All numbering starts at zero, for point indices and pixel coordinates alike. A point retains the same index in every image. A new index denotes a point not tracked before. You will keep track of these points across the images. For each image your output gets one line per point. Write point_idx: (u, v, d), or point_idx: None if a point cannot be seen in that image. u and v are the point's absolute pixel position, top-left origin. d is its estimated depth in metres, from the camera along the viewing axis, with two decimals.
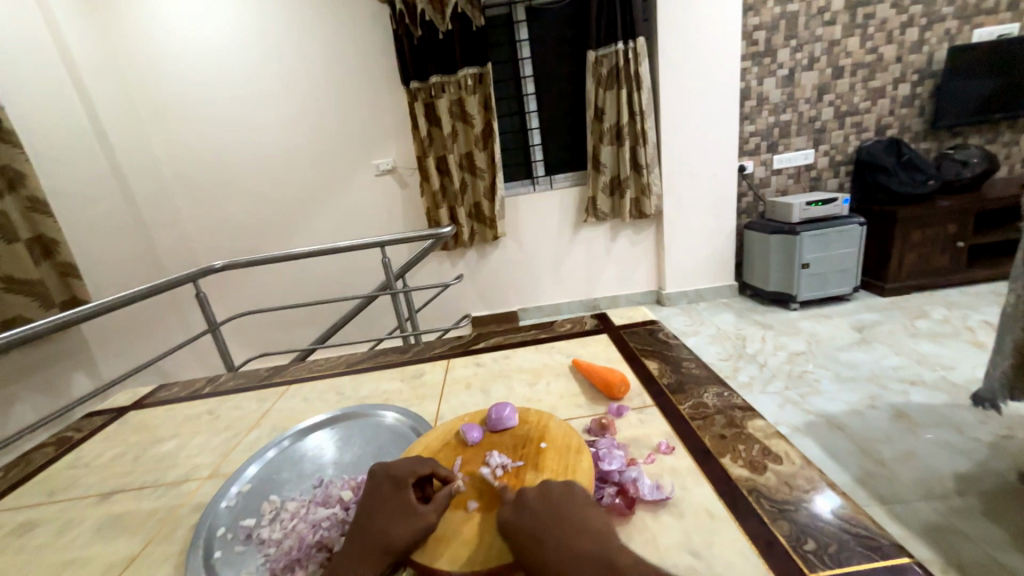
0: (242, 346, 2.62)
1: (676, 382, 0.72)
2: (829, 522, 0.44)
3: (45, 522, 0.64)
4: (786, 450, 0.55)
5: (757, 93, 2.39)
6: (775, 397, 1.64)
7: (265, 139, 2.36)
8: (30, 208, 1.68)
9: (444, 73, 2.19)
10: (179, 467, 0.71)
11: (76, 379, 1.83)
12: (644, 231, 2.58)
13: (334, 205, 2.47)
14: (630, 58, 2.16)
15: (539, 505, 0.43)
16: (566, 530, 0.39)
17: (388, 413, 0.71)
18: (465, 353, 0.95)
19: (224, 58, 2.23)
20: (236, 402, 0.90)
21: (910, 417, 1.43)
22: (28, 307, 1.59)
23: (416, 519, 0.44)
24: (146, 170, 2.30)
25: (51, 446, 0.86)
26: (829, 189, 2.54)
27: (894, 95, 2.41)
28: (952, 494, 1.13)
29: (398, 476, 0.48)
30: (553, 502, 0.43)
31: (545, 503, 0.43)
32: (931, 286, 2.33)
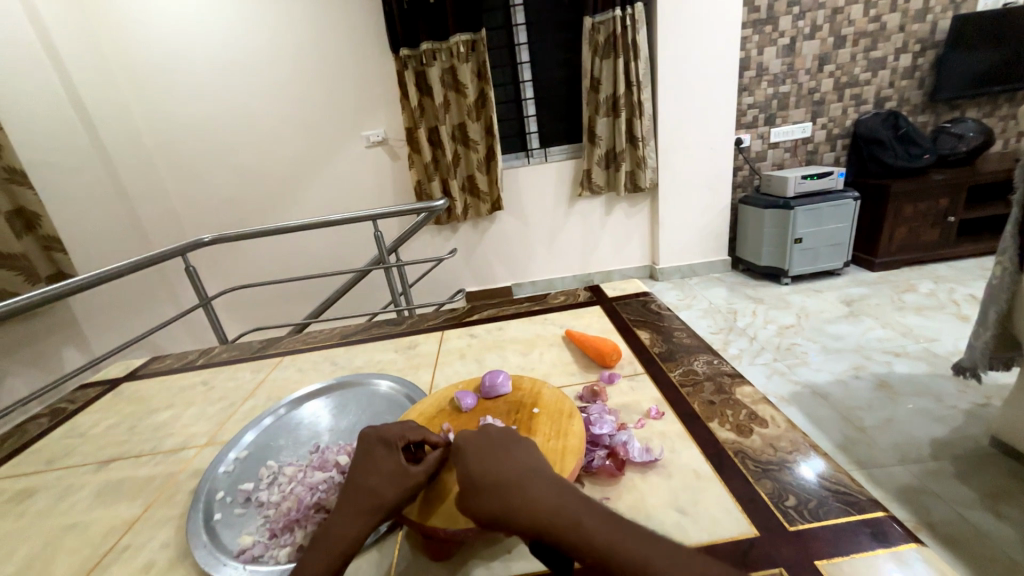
0: (235, 321, 2.62)
1: (667, 351, 0.73)
2: (809, 480, 0.46)
3: (44, 489, 0.65)
4: (772, 414, 0.56)
5: (757, 63, 2.34)
6: (763, 368, 1.67)
7: (250, 109, 2.28)
8: (8, 179, 1.63)
9: (436, 40, 2.11)
10: (176, 436, 0.72)
11: (67, 353, 1.83)
12: (639, 206, 2.56)
13: (324, 178, 2.42)
14: (628, 25, 2.09)
15: (472, 441, 0.43)
16: (496, 463, 0.40)
17: (383, 382, 0.72)
18: (459, 325, 0.95)
19: (203, 21, 2.12)
20: (231, 373, 0.90)
21: (892, 387, 1.48)
22: (12, 281, 1.56)
23: (406, 479, 0.45)
24: (128, 142, 2.23)
25: (46, 417, 0.86)
26: (825, 163, 2.53)
27: (895, 66, 2.37)
28: (926, 458, 1.18)
29: (390, 439, 0.48)
30: (487, 438, 0.44)
31: (478, 439, 0.44)
32: (919, 260, 2.36)
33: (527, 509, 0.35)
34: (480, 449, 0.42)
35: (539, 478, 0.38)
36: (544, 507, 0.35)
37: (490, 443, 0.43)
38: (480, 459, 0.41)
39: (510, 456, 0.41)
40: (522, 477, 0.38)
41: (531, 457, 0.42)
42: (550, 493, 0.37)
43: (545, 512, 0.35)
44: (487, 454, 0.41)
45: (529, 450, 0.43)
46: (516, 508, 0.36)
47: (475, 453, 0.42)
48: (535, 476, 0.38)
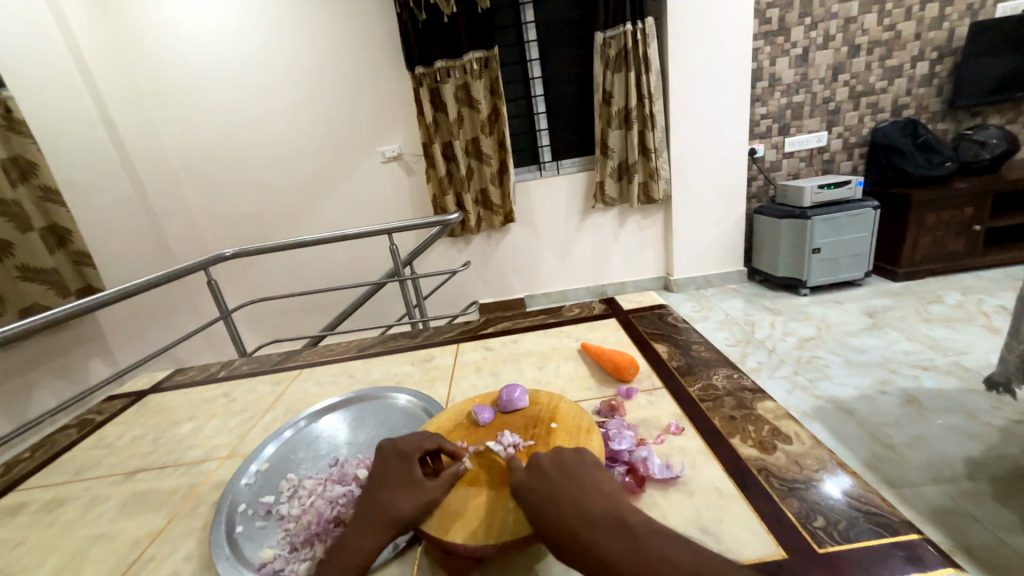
0: (253, 333, 2.67)
1: (686, 365, 0.72)
2: (837, 500, 0.45)
3: (72, 500, 0.67)
4: (796, 431, 0.55)
5: (769, 73, 2.33)
6: (783, 382, 1.64)
7: (270, 127, 2.35)
8: (43, 198, 1.70)
9: (449, 57, 2.16)
10: (198, 448, 0.73)
11: (93, 365, 1.88)
12: (652, 217, 2.55)
13: (340, 192, 2.47)
14: (639, 39, 2.11)
15: (530, 482, 0.42)
16: (565, 509, 0.39)
17: (401, 396, 0.72)
18: (474, 338, 0.96)
19: (227, 45, 2.22)
20: (250, 386, 0.92)
21: (920, 402, 1.43)
22: (44, 296, 1.62)
23: (421, 492, 0.45)
24: (155, 161, 2.32)
25: (74, 428, 0.89)
26: (842, 172, 2.49)
27: (912, 74, 2.34)
28: (960, 477, 1.13)
29: (405, 450, 0.49)
30: (543, 477, 0.42)
31: (536, 478, 0.42)
32: (944, 270, 2.29)
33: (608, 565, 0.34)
34: (541, 490, 0.41)
35: (608, 522, 0.37)
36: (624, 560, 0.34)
37: (548, 481, 0.42)
38: (545, 503, 0.40)
39: (574, 495, 0.40)
40: (594, 525, 0.37)
41: (593, 491, 0.40)
42: (627, 542, 0.35)
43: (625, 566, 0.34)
44: (551, 497, 0.40)
45: (589, 480, 0.41)
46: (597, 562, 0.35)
47: (538, 497, 0.40)
48: (605, 521, 0.37)
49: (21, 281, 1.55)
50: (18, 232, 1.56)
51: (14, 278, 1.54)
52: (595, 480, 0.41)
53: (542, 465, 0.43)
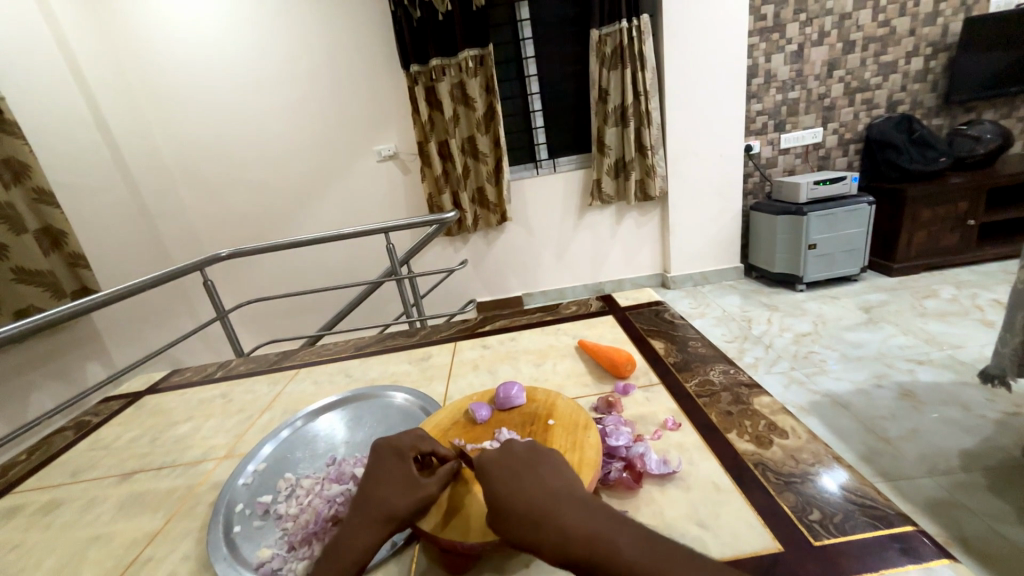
0: (251, 334, 2.66)
1: (682, 361, 0.73)
2: (832, 493, 0.45)
3: (69, 501, 0.66)
4: (793, 425, 0.55)
5: (765, 70, 2.33)
6: (780, 377, 1.64)
7: (266, 126, 2.34)
8: (37, 199, 1.69)
9: (445, 55, 2.15)
10: (195, 449, 0.73)
11: (90, 367, 1.87)
12: (649, 214, 2.56)
13: (336, 192, 2.46)
14: (635, 36, 2.11)
15: (496, 463, 0.43)
16: (528, 485, 0.40)
17: (398, 395, 0.72)
18: (471, 336, 0.96)
19: (221, 44, 2.20)
20: (248, 386, 0.91)
21: (916, 396, 1.43)
22: (38, 297, 1.61)
23: (416, 490, 0.45)
24: (150, 162, 2.31)
25: (70, 430, 0.88)
26: (838, 168, 2.50)
27: (907, 70, 2.35)
28: (956, 470, 1.14)
29: (401, 448, 0.49)
30: (511, 454, 0.44)
31: (501, 461, 0.43)
32: (939, 265, 2.30)
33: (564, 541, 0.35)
34: (506, 473, 0.42)
35: (569, 501, 0.38)
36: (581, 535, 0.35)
37: (514, 464, 0.42)
38: (509, 483, 0.40)
39: (538, 479, 0.41)
40: (556, 504, 0.38)
41: (557, 476, 0.41)
42: (585, 519, 0.36)
43: (582, 541, 0.35)
44: (515, 478, 0.41)
45: (554, 466, 0.43)
46: (554, 539, 0.35)
47: (502, 477, 0.41)
48: (567, 501, 0.38)
49: (18, 283, 1.54)
50: (12, 234, 1.55)
51: (10, 281, 1.52)
52: (559, 467, 0.43)
53: (509, 450, 0.44)
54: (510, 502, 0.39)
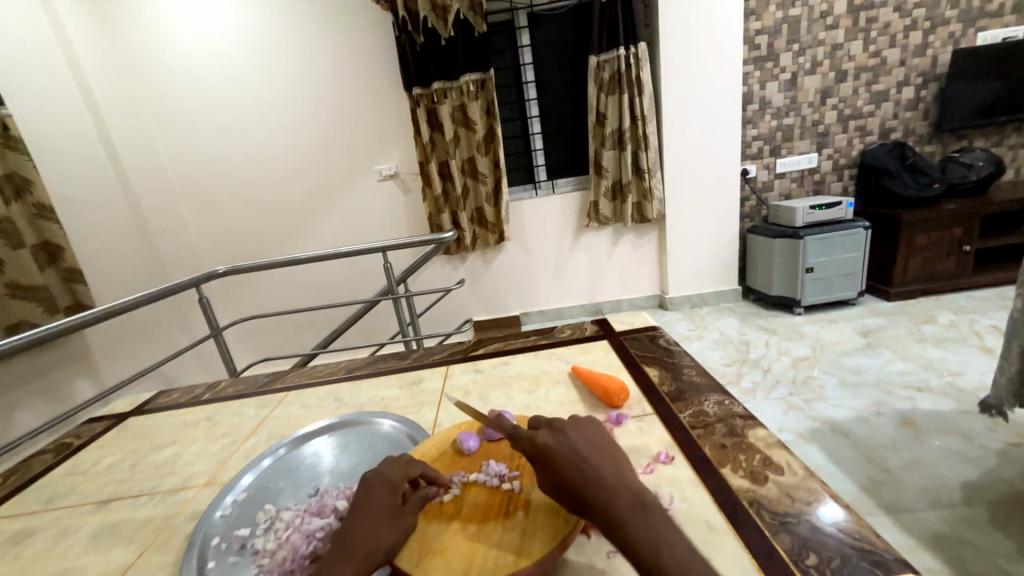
0: (245, 351, 2.64)
1: (677, 390, 0.71)
2: (829, 534, 0.43)
3: (40, 531, 0.64)
4: (788, 460, 0.54)
5: (759, 97, 2.39)
6: (778, 403, 1.62)
7: (268, 144, 2.37)
8: (36, 215, 1.69)
9: (446, 79, 2.20)
10: (176, 475, 0.71)
11: (79, 384, 1.84)
12: (646, 236, 2.57)
13: (335, 210, 2.48)
14: (632, 63, 2.16)
15: (560, 443, 0.44)
16: (598, 461, 0.42)
17: (385, 421, 0.71)
18: (464, 359, 0.94)
19: (228, 66, 2.25)
20: (235, 409, 0.90)
21: (917, 424, 1.41)
22: (32, 313, 1.60)
23: (400, 521, 0.44)
24: (152, 178, 2.33)
25: (50, 452, 0.86)
26: (833, 193, 2.53)
27: (899, 98, 2.40)
28: (959, 503, 1.11)
29: (391, 478, 0.48)
30: (596, 436, 0.45)
31: (567, 440, 0.44)
32: (937, 290, 2.30)
33: (619, 538, 0.37)
34: (571, 455, 0.42)
35: (627, 498, 0.38)
36: (642, 539, 0.36)
37: (582, 447, 0.43)
38: (572, 466, 0.41)
39: (603, 467, 0.41)
40: (619, 490, 0.39)
41: (621, 469, 0.42)
42: (643, 524, 0.37)
43: (635, 547, 0.36)
44: (578, 462, 0.42)
45: (612, 456, 0.43)
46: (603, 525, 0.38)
47: (567, 460, 0.42)
48: (626, 496, 0.39)
49: (10, 298, 1.53)
50: (9, 249, 1.54)
51: (3, 296, 1.51)
52: (618, 458, 0.43)
53: (570, 434, 0.45)
54: (571, 485, 0.40)
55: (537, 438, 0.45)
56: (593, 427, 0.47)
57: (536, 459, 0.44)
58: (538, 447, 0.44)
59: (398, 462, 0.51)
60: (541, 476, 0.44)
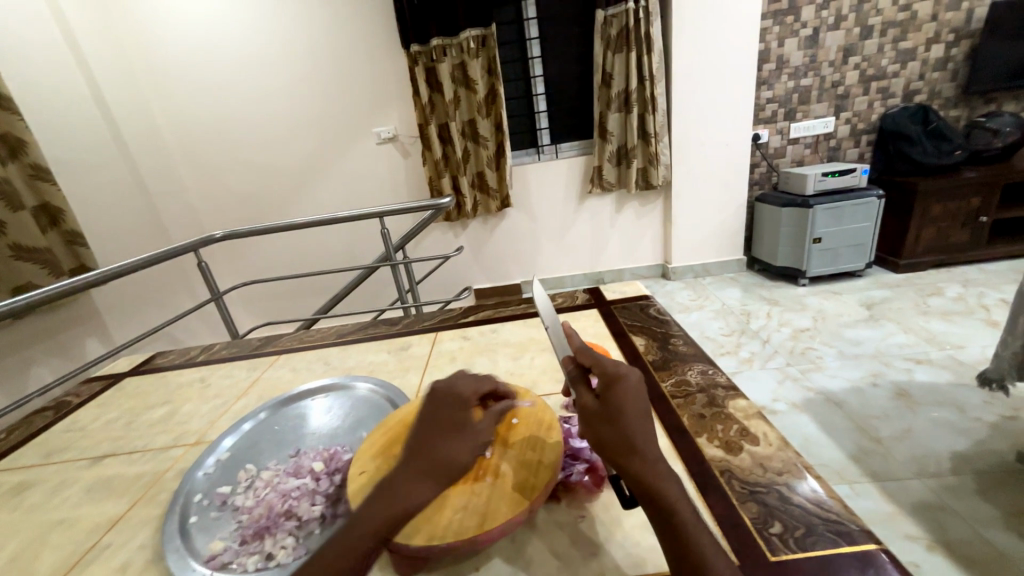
0: (249, 315, 2.67)
1: (662, 359, 0.70)
2: (797, 503, 0.44)
3: (39, 483, 0.66)
4: (764, 431, 0.54)
5: (777, 55, 2.25)
6: (774, 374, 1.61)
7: (264, 105, 2.30)
8: (33, 176, 1.66)
9: (446, 35, 2.08)
10: (168, 434, 0.73)
11: (89, 344, 1.88)
12: (652, 204, 2.51)
13: (334, 174, 2.43)
14: (642, 18, 2.02)
15: (633, 385, 0.43)
16: (648, 422, 0.41)
17: (365, 385, 0.71)
18: (454, 326, 0.94)
19: (219, 19, 2.15)
20: (226, 371, 0.91)
21: (912, 396, 1.41)
22: (35, 274, 1.59)
23: (476, 438, 0.48)
24: (147, 138, 2.27)
25: (50, 410, 0.88)
26: (849, 160, 2.42)
27: (926, 58, 2.25)
28: (947, 472, 1.12)
29: (464, 396, 0.51)
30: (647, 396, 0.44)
31: (640, 383, 0.44)
32: (947, 262, 2.25)
33: (657, 496, 0.37)
34: (640, 404, 0.41)
35: (669, 467, 0.39)
36: (676, 507, 0.37)
37: (641, 402, 0.42)
38: (638, 410, 0.41)
39: (652, 433, 0.41)
40: (660, 458, 0.39)
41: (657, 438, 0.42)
42: (679, 493, 0.38)
43: (671, 508, 0.37)
44: (641, 410, 0.41)
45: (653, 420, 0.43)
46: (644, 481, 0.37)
47: (638, 404, 0.41)
48: (665, 467, 0.39)
49: (15, 260, 1.53)
50: (8, 210, 1.53)
51: (7, 257, 1.51)
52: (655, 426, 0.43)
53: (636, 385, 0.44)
54: (634, 424, 0.40)
55: (620, 369, 0.44)
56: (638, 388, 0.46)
57: (604, 388, 0.42)
58: (616, 377, 0.43)
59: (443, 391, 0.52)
60: (594, 399, 0.41)
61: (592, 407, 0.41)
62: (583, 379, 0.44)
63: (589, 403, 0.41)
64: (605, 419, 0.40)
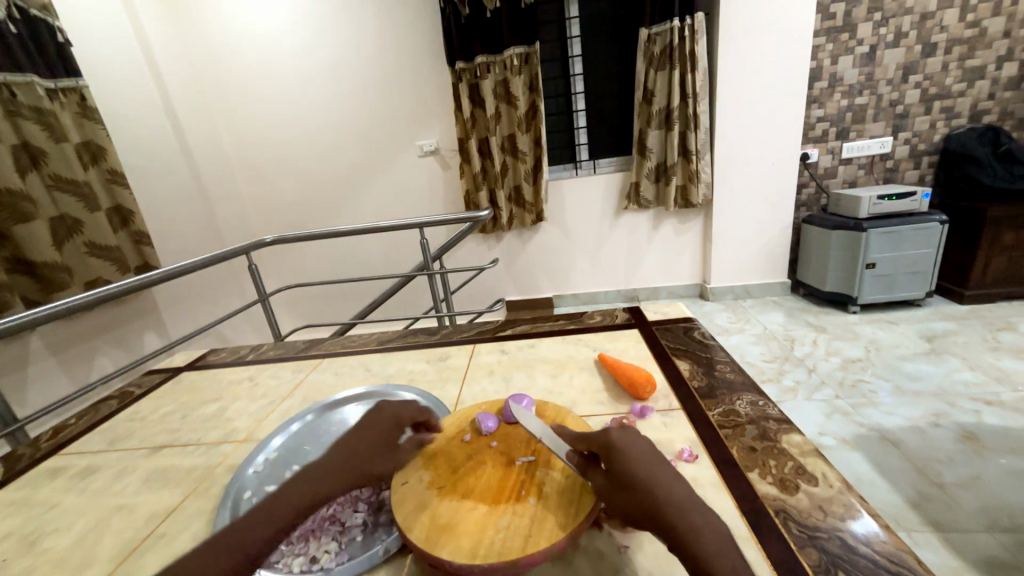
0: (291, 317, 2.79)
1: (708, 386, 0.68)
2: (863, 553, 0.41)
3: (103, 469, 0.71)
4: (823, 471, 0.50)
5: (829, 73, 2.17)
6: (822, 406, 1.52)
7: (317, 120, 2.43)
8: (110, 180, 1.80)
9: (490, 53, 2.14)
10: (219, 429, 0.76)
11: (146, 337, 2.01)
12: (691, 221, 2.45)
13: (378, 184, 2.52)
14: (687, 36, 2.01)
15: (635, 447, 0.43)
16: (661, 476, 0.40)
17: (407, 394, 0.73)
18: (491, 339, 0.95)
19: (281, 39, 2.30)
20: (273, 371, 0.95)
21: (980, 440, 1.29)
22: (106, 271, 1.72)
23: (396, 456, 0.52)
24: (209, 148, 2.43)
25: (114, 399, 0.95)
26: (907, 182, 2.29)
27: (996, 76, 2.11)
28: (1022, 528, 1.02)
29: (396, 414, 0.55)
30: (658, 450, 0.44)
31: (640, 443, 0.44)
32: (1019, 295, 2.07)
33: (693, 553, 0.35)
34: (645, 463, 0.41)
35: (703, 516, 0.37)
36: (714, 560, 0.34)
37: (644, 460, 0.42)
38: (647, 467, 0.41)
39: (667, 486, 0.39)
40: (682, 508, 0.37)
41: (681, 485, 0.40)
42: (720, 545, 0.35)
43: (709, 567, 0.34)
44: (651, 467, 0.41)
45: (673, 469, 0.42)
46: (676, 539, 0.36)
47: (643, 463, 0.41)
48: (695, 515, 0.37)
49: (89, 257, 1.66)
50: (87, 211, 1.65)
51: (82, 254, 1.64)
52: (677, 474, 0.41)
53: (638, 444, 0.44)
54: (645, 482, 0.40)
55: (614, 434, 0.45)
56: (649, 440, 0.45)
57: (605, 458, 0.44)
58: (610, 443, 0.44)
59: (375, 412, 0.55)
60: (602, 475, 0.43)
61: (601, 483, 0.43)
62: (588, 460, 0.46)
63: (598, 480, 0.43)
64: (616, 487, 0.41)
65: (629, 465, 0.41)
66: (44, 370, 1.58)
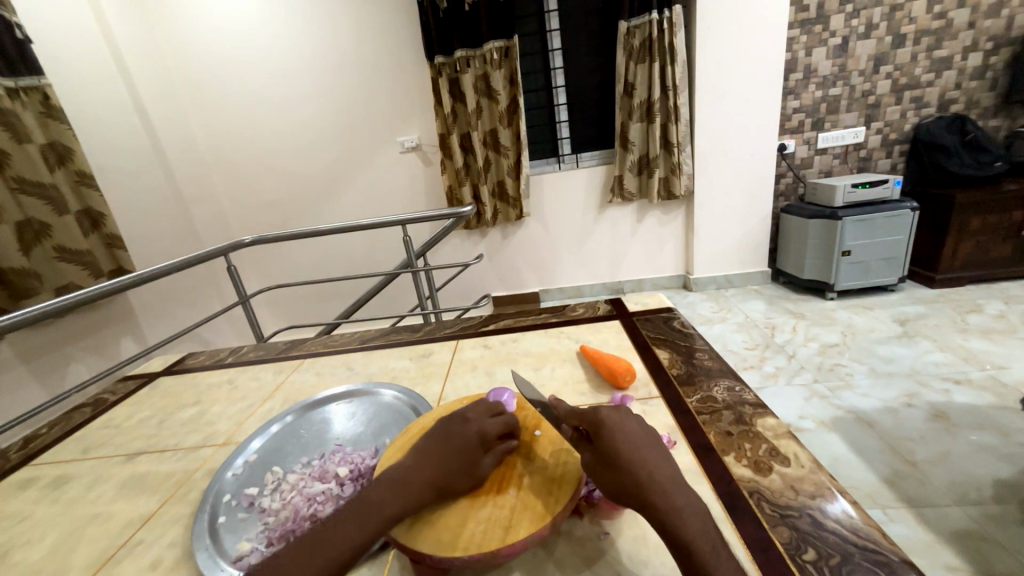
0: (273, 318, 2.74)
1: (686, 374, 0.69)
2: (832, 529, 0.42)
3: (77, 478, 0.69)
4: (795, 451, 0.52)
5: (804, 64, 2.21)
6: (801, 391, 1.56)
7: (295, 117, 2.39)
8: (78, 181, 1.74)
9: (470, 47, 2.12)
10: (198, 433, 0.75)
11: (123, 342, 1.96)
12: (673, 213, 2.48)
13: (359, 182, 2.49)
14: (665, 29, 2.02)
15: (624, 428, 0.44)
16: (649, 457, 0.41)
17: (388, 392, 0.72)
18: (475, 335, 0.94)
19: (255, 34, 2.25)
20: (253, 374, 0.93)
21: (950, 418, 1.34)
22: (77, 276, 1.66)
23: (478, 470, 0.46)
24: (183, 147, 2.37)
25: (88, 407, 0.92)
26: (880, 171, 2.35)
27: (963, 66, 2.17)
28: (989, 501, 1.06)
29: (480, 426, 0.50)
30: (647, 432, 0.45)
31: (629, 424, 0.45)
32: (986, 278, 2.15)
33: (672, 531, 0.36)
34: (632, 444, 0.42)
35: (683, 496, 0.38)
36: (692, 540, 0.35)
37: (634, 441, 0.42)
38: (634, 447, 0.42)
39: (655, 467, 0.40)
40: (666, 487, 0.38)
41: (666, 466, 0.41)
42: (697, 524, 0.36)
43: (685, 543, 0.35)
44: (637, 446, 0.42)
45: (658, 450, 0.43)
46: (656, 518, 0.37)
47: (630, 443, 0.42)
48: (678, 496, 0.38)
49: (58, 261, 1.60)
50: (55, 214, 1.60)
51: (51, 258, 1.58)
52: (662, 455, 0.42)
53: (627, 425, 0.44)
54: (630, 462, 0.40)
55: (604, 414, 0.46)
56: (636, 421, 0.46)
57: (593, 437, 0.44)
58: (599, 423, 0.45)
59: (460, 421, 0.50)
60: (590, 453, 0.43)
61: (588, 460, 0.43)
62: (581, 438, 0.46)
63: (586, 458, 0.43)
64: (601, 466, 0.42)
65: (617, 445, 0.42)
66: (15, 379, 1.53)
